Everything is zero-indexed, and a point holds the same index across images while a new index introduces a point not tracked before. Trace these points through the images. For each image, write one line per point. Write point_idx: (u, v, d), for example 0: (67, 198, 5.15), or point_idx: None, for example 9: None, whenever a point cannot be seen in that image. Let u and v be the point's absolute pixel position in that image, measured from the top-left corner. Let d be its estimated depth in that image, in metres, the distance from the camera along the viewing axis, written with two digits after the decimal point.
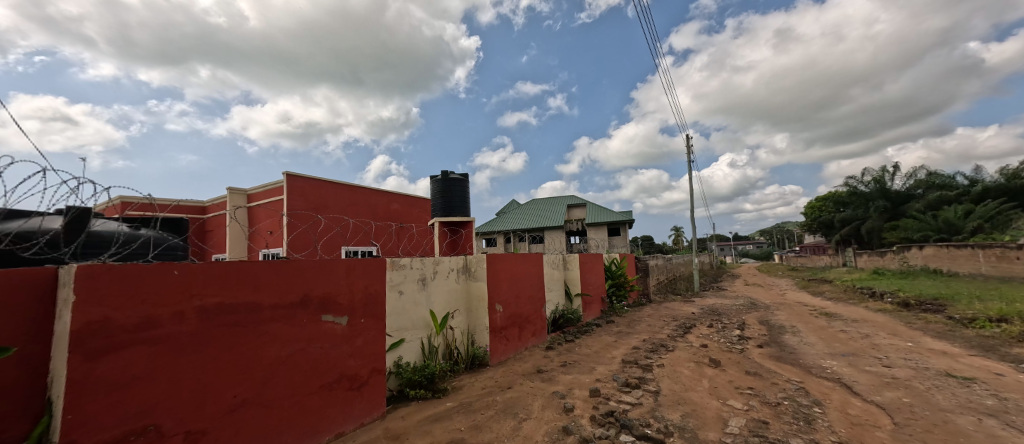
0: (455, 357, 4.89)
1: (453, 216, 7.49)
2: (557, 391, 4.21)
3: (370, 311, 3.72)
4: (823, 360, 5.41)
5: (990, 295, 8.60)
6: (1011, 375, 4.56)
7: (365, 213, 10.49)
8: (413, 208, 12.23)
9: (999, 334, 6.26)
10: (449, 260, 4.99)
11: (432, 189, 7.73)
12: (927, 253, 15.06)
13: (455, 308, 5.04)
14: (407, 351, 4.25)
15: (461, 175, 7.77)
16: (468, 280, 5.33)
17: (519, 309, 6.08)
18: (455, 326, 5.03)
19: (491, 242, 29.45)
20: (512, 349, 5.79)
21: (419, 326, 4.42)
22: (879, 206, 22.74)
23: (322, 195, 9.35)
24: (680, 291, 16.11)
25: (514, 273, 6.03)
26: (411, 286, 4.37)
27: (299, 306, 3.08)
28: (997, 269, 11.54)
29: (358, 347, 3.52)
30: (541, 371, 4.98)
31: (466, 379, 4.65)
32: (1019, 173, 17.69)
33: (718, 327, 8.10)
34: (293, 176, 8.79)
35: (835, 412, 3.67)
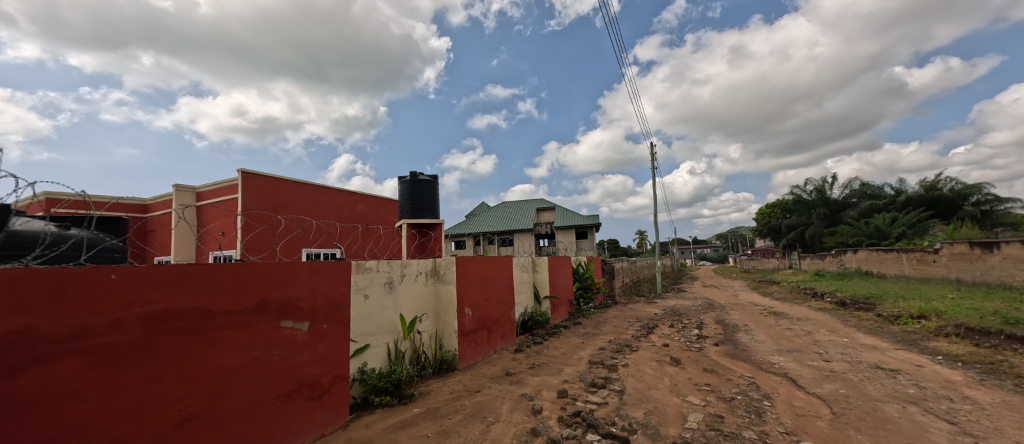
0: (422, 361, 4.84)
1: (421, 217, 7.38)
2: (525, 394, 4.25)
3: (334, 316, 3.62)
4: (772, 357, 5.77)
5: (911, 294, 9.47)
6: (929, 366, 5.05)
7: (328, 214, 10.15)
8: (380, 208, 11.96)
9: (919, 329, 6.91)
10: (417, 263, 4.93)
11: (400, 191, 7.60)
12: (859, 256, 16.38)
13: (423, 312, 4.98)
14: (372, 357, 4.15)
15: (430, 176, 7.68)
16: (437, 283, 5.29)
17: (489, 312, 6.11)
18: (423, 330, 4.97)
19: (460, 244, 29.32)
20: (480, 353, 5.78)
21: (386, 331, 4.34)
22: (819, 213, 24.53)
23: (281, 193, 8.96)
24: (643, 292, 16.69)
25: (483, 276, 6.03)
26: (378, 289, 4.29)
27: (256, 312, 2.95)
28: (917, 271, 12.73)
29: (320, 353, 3.41)
30: (509, 374, 5.01)
31: (434, 384, 4.60)
32: (935, 185, 19.61)
33: (679, 327, 8.44)
34: (249, 174, 8.35)
35: (782, 404, 3.92)
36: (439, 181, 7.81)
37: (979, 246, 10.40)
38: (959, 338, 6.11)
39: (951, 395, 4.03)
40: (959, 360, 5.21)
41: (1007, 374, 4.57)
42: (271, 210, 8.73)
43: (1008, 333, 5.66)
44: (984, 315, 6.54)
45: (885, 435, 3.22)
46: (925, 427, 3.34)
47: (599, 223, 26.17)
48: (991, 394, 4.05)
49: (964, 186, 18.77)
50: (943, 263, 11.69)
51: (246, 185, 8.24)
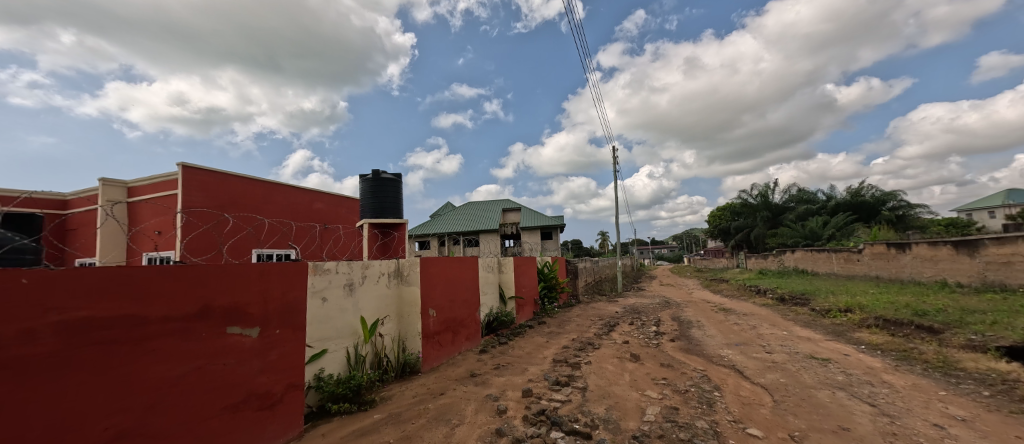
0: (384, 366, 4.74)
1: (384, 217, 7.22)
2: (490, 395, 4.27)
3: (288, 321, 3.48)
4: (721, 350, 6.15)
5: (839, 290, 10.37)
6: (853, 355, 5.58)
7: (281, 212, 9.67)
8: (339, 207, 11.56)
9: (846, 321, 7.60)
10: (379, 264, 4.82)
11: (361, 189, 7.39)
12: (797, 256, 17.71)
13: (385, 315, 4.88)
14: (329, 362, 4.02)
15: (393, 175, 7.53)
16: (400, 285, 5.21)
17: (454, 313, 6.07)
18: (385, 333, 4.87)
19: (424, 245, 28.89)
20: (445, 354, 5.73)
21: (345, 335, 4.21)
22: (762, 216, 26.32)
23: (228, 190, 8.42)
24: (604, 291, 17.20)
25: (448, 277, 5.99)
26: (337, 292, 4.15)
27: (199, 318, 2.79)
28: (844, 269, 13.97)
29: (271, 361, 3.27)
30: (474, 375, 5.01)
31: (396, 388, 4.52)
32: (860, 191, 21.59)
33: (638, 324, 8.78)
34: (191, 168, 7.79)
35: (730, 394, 4.19)
36: (402, 180, 7.66)
37: (894, 246, 11.53)
38: (878, 329, 6.78)
39: (872, 381, 4.48)
40: (878, 348, 5.79)
41: (916, 360, 5.13)
42: (217, 208, 8.21)
43: (917, 323, 6.33)
44: (898, 308, 7.29)
45: (818, 419, 3.52)
46: (851, 410, 3.68)
47: (563, 224, 26.63)
48: (904, 378, 4.53)
49: (884, 193, 20.81)
50: (865, 262, 12.88)
51: (187, 180, 7.67)
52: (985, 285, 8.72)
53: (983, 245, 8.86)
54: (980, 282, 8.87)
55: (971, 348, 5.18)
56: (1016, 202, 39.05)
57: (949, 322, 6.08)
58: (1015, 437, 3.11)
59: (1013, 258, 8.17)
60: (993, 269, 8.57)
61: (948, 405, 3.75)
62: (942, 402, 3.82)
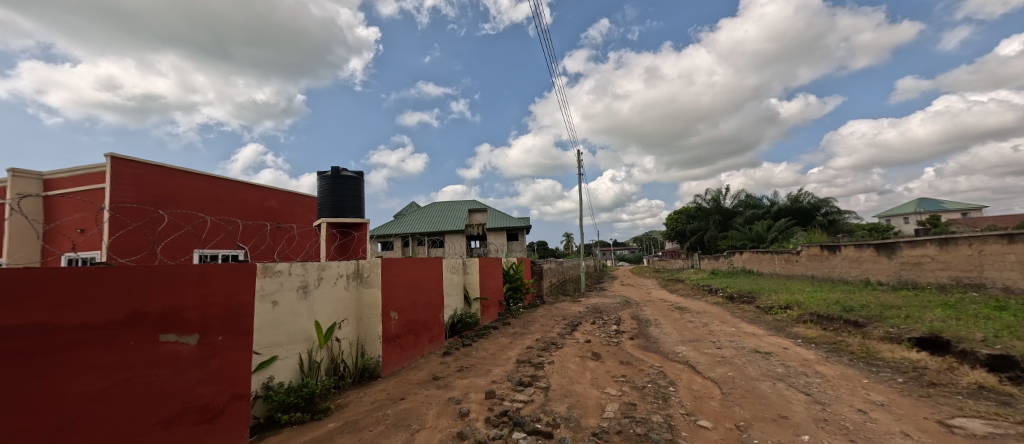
0: (340, 372, 4.57)
1: (343, 216, 6.98)
2: (452, 397, 4.25)
3: (233, 326, 3.29)
4: (676, 347, 6.44)
5: (781, 288, 11.16)
6: (792, 348, 6.04)
7: (228, 210, 9.09)
8: (294, 205, 11.03)
9: (786, 317, 8.19)
10: (337, 265, 4.66)
11: (320, 187, 7.11)
12: (744, 257, 18.85)
13: (342, 318, 4.72)
14: (279, 370, 3.80)
15: (355, 173, 7.29)
16: (360, 287, 5.06)
17: (416, 316, 5.97)
18: (342, 338, 4.71)
19: (387, 245, 28.20)
20: (406, 358, 5.63)
21: (298, 340, 4.01)
22: (714, 220, 27.81)
23: (166, 184, 7.83)
24: (568, 291, 17.53)
25: (411, 279, 5.89)
26: (289, 295, 3.95)
27: (125, 324, 2.60)
28: (785, 269, 15.03)
29: (212, 370, 3.08)
30: (436, 378, 4.97)
31: (353, 394, 4.37)
32: (799, 197, 23.32)
33: (599, 324, 9.02)
34: (122, 160, 7.16)
35: (684, 389, 4.41)
36: (364, 179, 7.44)
37: (827, 248, 12.54)
38: (813, 324, 7.37)
39: (806, 371, 4.87)
40: (812, 342, 6.29)
41: (844, 352, 5.63)
42: (152, 203, 7.61)
43: (845, 318, 6.93)
44: (830, 304, 7.94)
45: (760, 409, 3.78)
46: (788, 400, 3.98)
47: (528, 225, 26.86)
48: (834, 369, 4.95)
49: (818, 199, 22.65)
50: (803, 262, 13.91)
51: (117, 173, 7.04)
52: (900, 283, 9.66)
53: (899, 247, 9.81)
54: (896, 280, 9.81)
55: (889, 340, 5.73)
56: (929, 209, 43.65)
57: (871, 316, 6.68)
58: (923, 418, 3.49)
59: (923, 258, 9.09)
60: (907, 268, 9.50)
61: (870, 391, 4.14)
62: (865, 390, 4.21)
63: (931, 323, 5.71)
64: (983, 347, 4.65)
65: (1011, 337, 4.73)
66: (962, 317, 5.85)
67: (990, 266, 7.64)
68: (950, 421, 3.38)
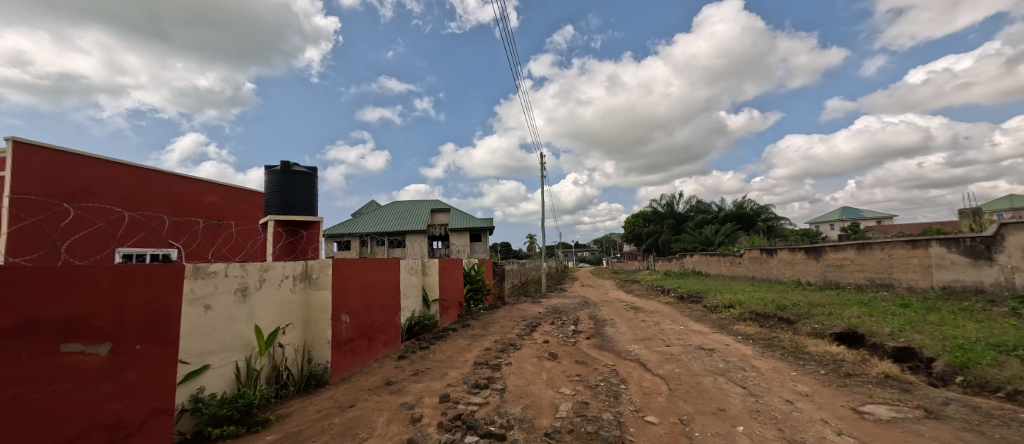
0: (283, 380, 4.32)
1: (293, 214, 6.62)
2: (405, 403, 4.17)
3: (155, 333, 3.05)
4: (629, 345, 6.69)
5: (725, 289, 11.87)
6: (732, 344, 6.45)
7: (157, 205, 8.33)
8: (236, 201, 10.31)
9: (729, 315, 8.74)
10: (282, 266, 4.39)
11: (267, 182, 6.69)
12: (694, 259, 19.89)
13: (287, 323, 4.47)
14: (211, 380, 3.51)
15: (306, 168, 6.93)
16: (308, 289, 4.81)
17: (370, 319, 5.82)
18: (286, 343, 4.45)
19: (344, 245, 27.19)
20: (358, 363, 5.46)
21: (234, 347, 3.73)
22: (668, 224, 29.15)
23: (81, 175, 7.06)
24: (529, 292, 17.71)
25: (364, 281, 5.71)
26: (225, 298, 3.66)
27: (17, 334, 2.37)
28: (729, 270, 16.04)
29: (127, 383, 2.84)
30: (389, 383, 4.85)
31: (297, 404, 4.16)
32: (743, 204, 24.99)
33: (557, 324, 9.18)
34: (28, 146, 6.36)
35: (634, 386, 4.59)
36: (317, 175, 7.11)
37: (765, 251, 13.50)
38: (752, 321, 7.91)
39: (743, 365, 5.23)
40: (750, 338, 6.75)
41: (777, 346, 6.09)
42: (64, 195, 6.81)
43: (779, 316, 7.50)
44: (767, 303, 8.54)
45: (702, 403, 4.01)
46: (726, 393, 4.26)
47: (490, 226, 26.85)
48: (768, 363, 5.33)
49: (760, 206, 24.44)
50: (745, 264, 14.90)
51: (21, 159, 6.25)
52: (826, 283, 10.56)
53: (824, 251, 10.73)
54: (822, 280, 10.72)
55: (814, 335, 6.27)
56: (853, 218, 48.11)
57: (801, 313, 7.25)
58: (840, 406, 3.84)
59: (844, 261, 9.98)
60: (831, 270, 10.40)
61: (797, 383, 4.51)
62: (793, 381, 4.57)
63: (850, 319, 6.30)
64: (890, 339, 5.19)
65: (912, 331, 5.31)
66: (874, 314, 6.51)
67: (898, 268, 8.50)
68: (862, 408, 3.75)
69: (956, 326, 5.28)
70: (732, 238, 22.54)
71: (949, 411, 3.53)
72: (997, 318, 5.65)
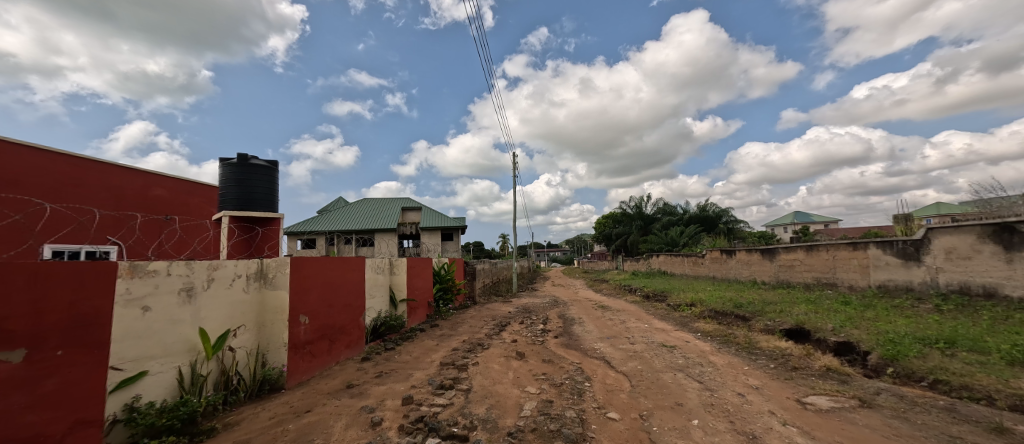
0: (232, 386, 4.12)
1: (250, 210, 6.33)
2: (365, 407, 4.09)
3: (81, 337, 2.86)
4: (595, 343, 6.83)
5: (688, 288, 12.31)
6: (692, 341, 6.70)
7: (98, 198, 7.73)
8: (188, 195, 9.72)
9: (691, 313, 9.06)
10: (233, 265, 4.20)
11: (222, 175, 6.37)
12: (660, 259, 20.55)
13: (238, 325, 4.27)
14: (149, 388, 3.31)
15: (266, 162, 6.64)
16: (263, 289, 4.61)
17: (332, 320, 5.66)
18: (238, 346, 4.26)
19: (310, 243, 26.25)
20: (318, 366, 5.30)
21: (177, 351, 3.53)
22: (636, 225, 29.99)
23: (9, 165, 6.45)
24: (500, 292, 17.73)
25: (325, 280, 5.54)
26: (167, 299, 3.46)
27: None
28: (692, 270, 16.68)
29: (46, 392, 2.65)
30: (350, 387, 4.74)
31: (248, 410, 3.98)
32: (706, 207, 26.08)
33: (527, 323, 9.23)
34: None
35: (598, 384, 4.69)
36: (278, 169, 6.84)
37: (725, 252, 14.12)
38: (712, 319, 8.24)
39: (700, 361, 5.45)
40: (709, 335, 7.04)
41: (733, 343, 6.39)
42: None
43: (735, 313, 7.86)
44: (725, 301, 8.91)
45: (661, 398, 4.15)
46: (683, 387, 4.42)
47: (462, 225, 26.69)
48: (724, 359, 5.58)
49: (721, 209, 25.61)
50: (706, 265, 15.53)
51: None
52: (778, 283, 11.14)
53: (778, 252, 11.33)
54: (775, 280, 11.29)
55: (766, 331, 6.61)
56: (805, 222, 51.26)
57: (755, 311, 7.63)
58: (786, 397, 4.07)
59: (795, 261, 10.58)
60: (784, 270, 11.00)
61: (749, 377, 4.75)
62: (745, 376, 4.80)
63: (797, 316, 6.69)
64: (832, 335, 5.56)
65: (852, 326, 5.70)
66: (820, 311, 6.95)
67: (840, 268, 9.10)
68: (805, 399, 3.99)
69: (889, 322, 5.72)
70: (696, 239, 23.40)
71: (879, 400, 3.81)
72: (923, 314, 6.17)
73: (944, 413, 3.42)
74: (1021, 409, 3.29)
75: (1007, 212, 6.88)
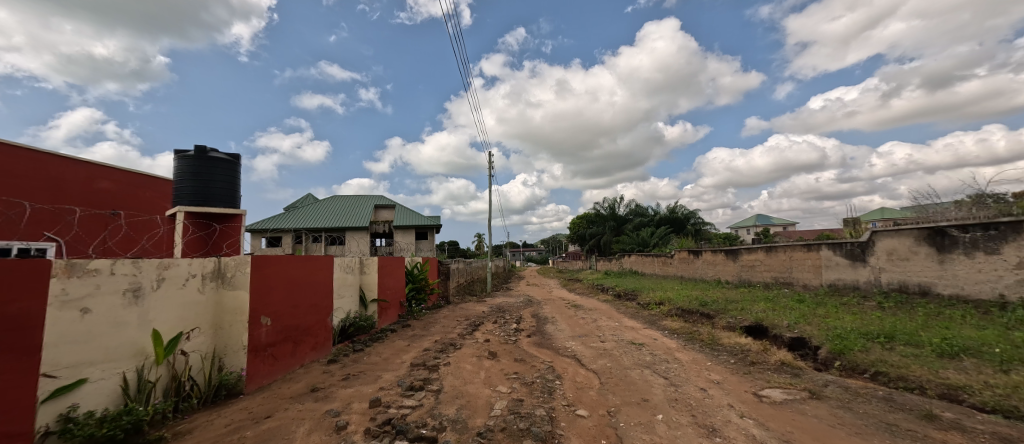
0: (185, 392, 3.92)
1: (208, 205, 6.04)
2: (330, 410, 3.98)
3: (10, 343, 2.66)
4: (567, 342, 6.91)
5: (657, 287, 12.65)
6: (659, 338, 6.91)
7: (40, 191, 7.17)
8: (142, 189, 9.17)
9: (659, 312, 9.32)
10: (187, 264, 4.00)
11: (177, 168, 6.04)
12: (632, 259, 21.03)
13: (193, 327, 4.07)
14: (89, 396, 3.10)
15: (226, 155, 6.36)
16: (220, 289, 4.42)
17: (296, 321, 5.48)
18: (191, 350, 4.05)
19: (276, 241, 25.28)
20: (280, 369, 5.11)
21: (121, 357, 3.33)
22: (609, 226, 30.59)
23: None
24: (474, 291, 17.65)
25: (290, 280, 5.36)
26: (111, 301, 3.25)
27: None
28: (661, 270, 17.16)
29: None
30: (315, 390, 4.60)
31: (202, 417, 3.80)
32: (676, 209, 26.91)
33: (500, 323, 9.24)
34: None
35: (568, 382, 4.75)
36: (240, 163, 6.56)
37: (692, 252, 14.61)
38: (678, 317, 8.51)
39: (666, 357, 5.63)
40: (675, 332, 7.26)
41: (697, 339, 6.62)
42: None
43: (700, 311, 8.15)
44: (691, 300, 9.21)
45: (628, 394, 4.25)
46: (649, 384, 4.55)
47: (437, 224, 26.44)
48: (689, 355, 5.77)
49: (689, 211, 26.51)
50: (675, 264, 16.02)
51: None
52: (740, 282, 11.62)
53: (740, 253, 11.82)
54: (738, 280, 11.78)
55: (728, 328, 6.89)
56: (767, 224, 53.73)
57: (719, 309, 7.93)
58: (745, 390, 4.26)
59: (756, 262, 11.06)
60: (745, 270, 11.48)
61: (711, 372, 4.93)
62: (708, 371, 4.98)
63: (757, 314, 7.00)
64: (787, 331, 5.85)
65: (805, 323, 6.02)
66: (778, 308, 7.30)
67: (796, 268, 9.59)
68: (761, 392, 4.18)
69: (838, 318, 6.09)
70: (665, 239, 24.09)
71: (827, 392, 4.04)
72: (869, 311, 6.59)
73: (883, 402, 3.67)
74: (948, 396, 3.57)
75: (941, 217, 7.44)
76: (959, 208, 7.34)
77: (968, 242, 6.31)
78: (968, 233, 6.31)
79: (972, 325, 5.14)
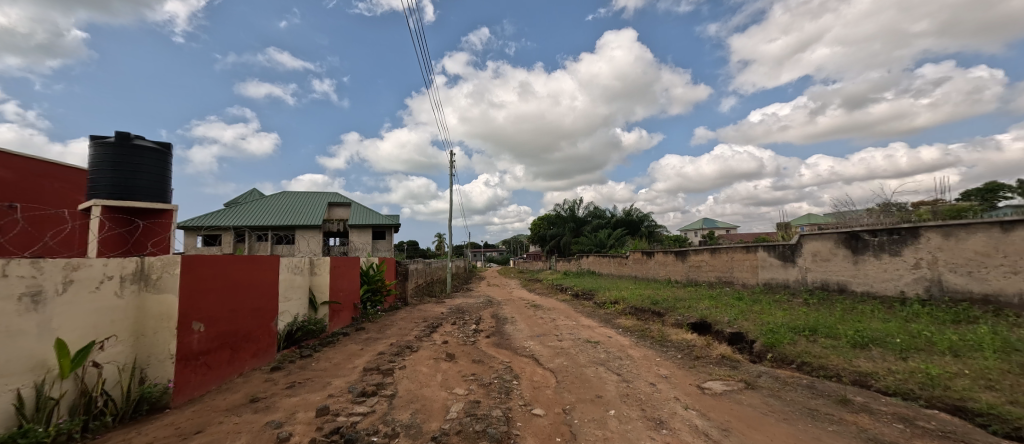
0: (97, 408, 3.55)
1: (132, 199, 5.52)
2: (272, 421, 3.76)
3: None
4: (525, 342, 6.97)
5: (612, 287, 13.08)
6: (614, 336, 7.13)
7: None
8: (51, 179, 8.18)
9: (613, 310, 9.63)
10: (102, 265, 3.63)
11: (94, 156, 5.45)
12: (589, 259, 21.60)
13: (108, 335, 3.69)
14: None
15: (154, 144, 5.83)
16: (142, 292, 4.03)
17: (234, 326, 5.13)
18: (106, 361, 3.68)
19: (218, 239, 23.56)
20: (215, 379, 4.77)
21: (14, 372, 2.95)
22: (568, 227, 31.23)
23: None
24: (433, 292, 17.37)
25: (228, 282, 5.01)
26: (4, 308, 2.88)
27: None
28: (617, 271, 17.75)
29: None
30: (255, 400, 4.33)
31: (119, 436, 3.46)
32: (631, 211, 27.95)
33: (459, 324, 9.15)
34: None
35: (525, 381, 4.79)
36: (170, 153, 6.05)
37: (645, 253, 15.23)
38: (632, 315, 8.84)
39: (619, 355, 5.83)
40: (629, 330, 7.53)
41: (648, 336, 6.90)
42: None
43: (651, 309, 8.51)
44: (644, 299, 9.60)
45: (583, 391, 4.36)
46: (601, 381, 4.68)
47: (396, 223, 25.79)
48: (640, 352, 6.00)
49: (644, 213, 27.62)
50: (629, 265, 16.63)
51: None
52: (689, 281, 12.25)
53: (689, 254, 12.46)
54: (686, 279, 12.41)
55: (676, 325, 7.24)
56: (714, 226, 57.10)
57: (668, 307, 8.32)
58: (689, 383, 4.50)
59: (702, 262, 11.70)
60: (693, 270, 12.11)
61: (660, 367, 5.17)
62: (657, 366, 5.21)
63: (702, 311, 7.42)
64: (728, 326, 6.25)
65: (743, 318, 6.46)
66: (720, 305, 7.78)
67: (737, 268, 10.26)
68: (704, 384, 4.43)
69: (771, 314, 6.59)
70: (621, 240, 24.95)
71: (760, 382, 4.35)
72: (798, 307, 7.18)
73: (806, 390, 4.00)
74: (859, 382, 3.96)
75: (857, 222, 8.25)
76: (872, 214, 8.18)
77: (877, 245, 6.99)
78: (877, 236, 6.99)
79: (880, 318, 5.75)
